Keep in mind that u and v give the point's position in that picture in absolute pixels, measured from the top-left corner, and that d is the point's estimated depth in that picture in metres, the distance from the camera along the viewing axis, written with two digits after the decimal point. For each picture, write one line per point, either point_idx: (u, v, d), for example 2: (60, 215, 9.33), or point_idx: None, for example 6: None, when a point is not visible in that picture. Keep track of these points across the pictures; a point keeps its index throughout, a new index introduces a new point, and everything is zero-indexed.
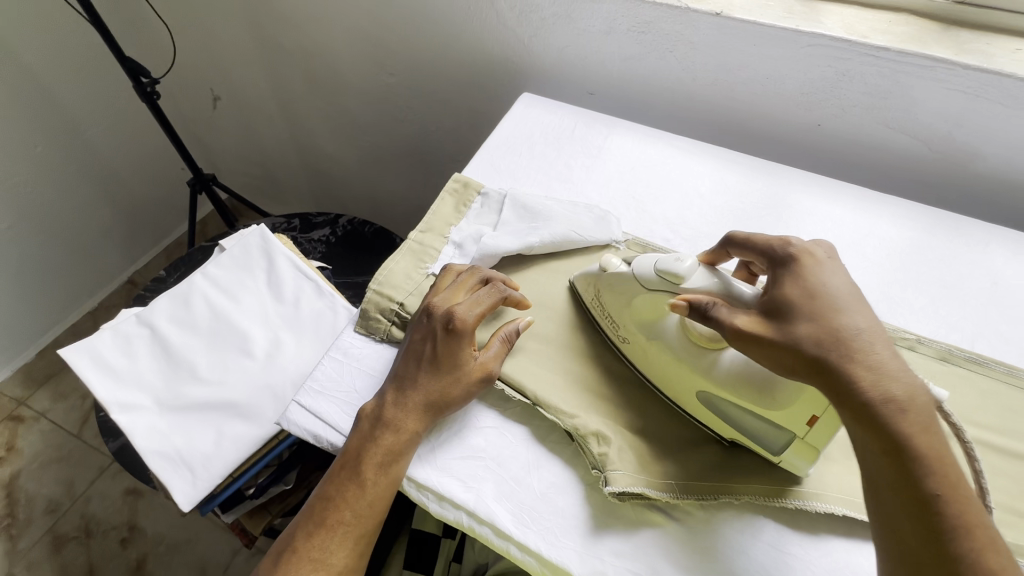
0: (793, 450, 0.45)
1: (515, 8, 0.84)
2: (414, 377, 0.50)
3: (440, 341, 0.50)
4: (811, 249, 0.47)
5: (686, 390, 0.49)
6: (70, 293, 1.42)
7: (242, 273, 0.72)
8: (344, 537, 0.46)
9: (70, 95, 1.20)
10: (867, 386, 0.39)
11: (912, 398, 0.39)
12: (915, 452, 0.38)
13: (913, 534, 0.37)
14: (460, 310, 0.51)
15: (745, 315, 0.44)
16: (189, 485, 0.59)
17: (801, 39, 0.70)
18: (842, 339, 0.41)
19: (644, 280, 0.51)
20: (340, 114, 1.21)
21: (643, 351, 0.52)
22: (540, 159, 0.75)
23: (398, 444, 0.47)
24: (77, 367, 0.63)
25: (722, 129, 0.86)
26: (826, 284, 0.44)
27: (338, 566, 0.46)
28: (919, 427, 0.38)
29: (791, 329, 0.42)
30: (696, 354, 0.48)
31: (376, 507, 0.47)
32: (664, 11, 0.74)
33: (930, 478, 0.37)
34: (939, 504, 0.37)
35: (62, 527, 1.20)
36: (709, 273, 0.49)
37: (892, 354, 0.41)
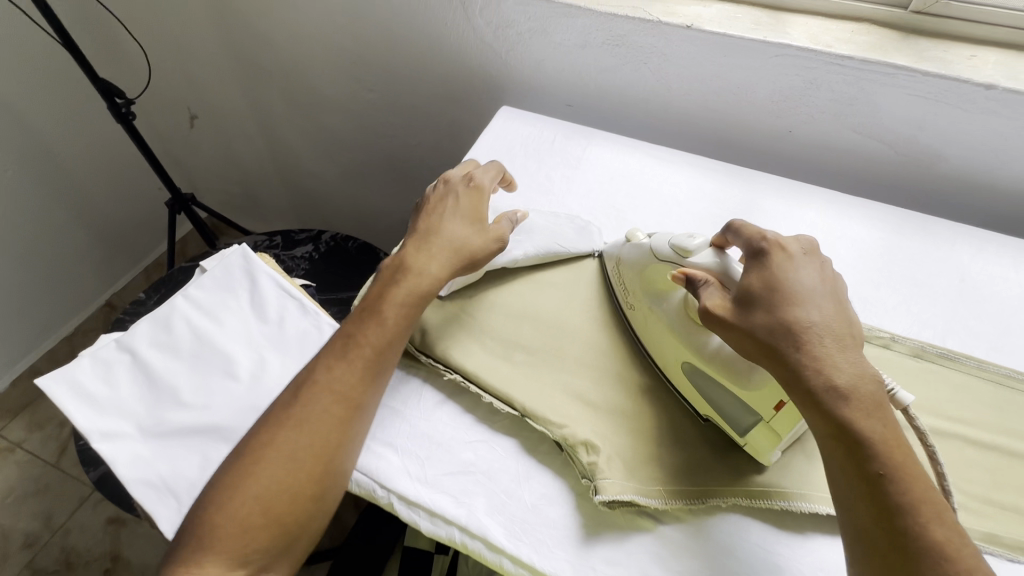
0: (757, 431, 0.47)
1: (491, 23, 0.85)
2: (434, 229, 0.57)
3: (459, 201, 0.59)
4: (784, 243, 0.48)
5: (671, 357, 0.52)
6: (45, 319, 1.38)
7: (224, 294, 0.72)
8: (364, 372, 0.50)
9: (40, 117, 1.18)
10: (813, 372, 0.41)
11: (855, 386, 0.41)
12: (859, 435, 0.40)
13: (859, 505, 0.39)
14: (475, 179, 0.61)
15: (718, 298, 0.47)
16: (175, 513, 0.58)
17: (769, 50, 0.72)
18: (795, 328, 0.43)
19: (658, 252, 0.55)
20: (319, 130, 1.21)
21: (644, 319, 0.55)
22: (521, 171, 0.76)
23: (420, 286, 0.54)
24: (54, 396, 0.61)
25: (698, 138, 0.88)
26: (789, 278, 0.45)
27: (357, 401, 0.49)
28: (863, 411, 0.40)
29: (748, 317, 0.44)
30: (685, 323, 0.51)
31: (395, 351, 0.52)
32: (636, 24, 0.76)
33: (874, 457, 0.39)
34: (883, 481, 0.38)
35: (40, 561, 1.16)
36: (715, 253, 0.51)
37: (845, 346, 0.43)
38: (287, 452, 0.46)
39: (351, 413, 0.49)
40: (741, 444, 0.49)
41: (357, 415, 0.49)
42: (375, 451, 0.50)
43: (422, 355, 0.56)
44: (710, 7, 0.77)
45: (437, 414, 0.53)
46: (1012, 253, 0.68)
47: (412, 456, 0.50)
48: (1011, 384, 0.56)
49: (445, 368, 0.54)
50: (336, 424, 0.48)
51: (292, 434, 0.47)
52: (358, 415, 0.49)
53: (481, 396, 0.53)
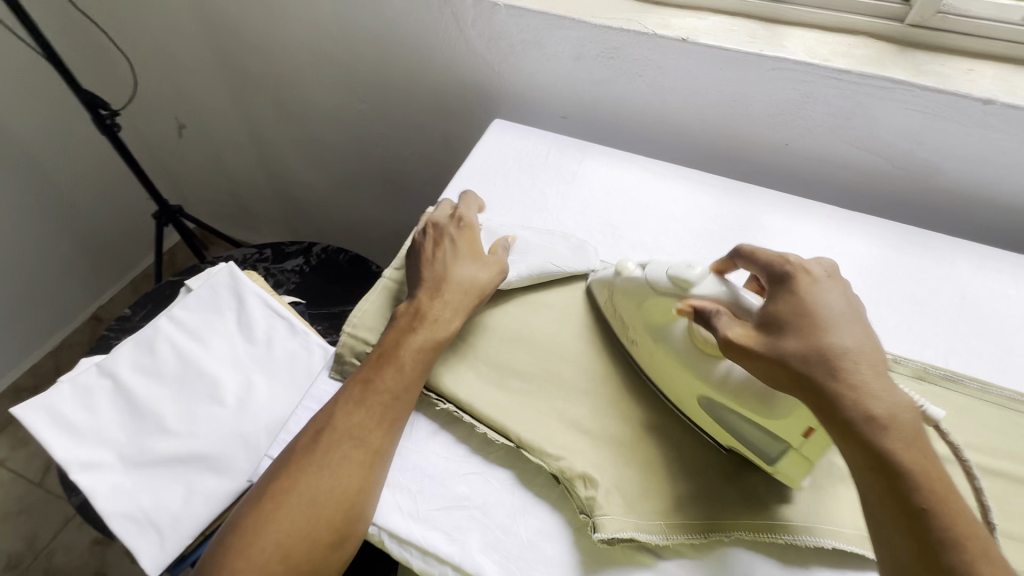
0: (788, 459, 0.45)
1: (483, 35, 0.83)
2: (442, 273, 0.56)
3: (465, 243, 0.59)
4: (808, 266, 0.48)
5: (686, 393, 0.50)
6: (29, 334, 1.35)
7: (212, 315, 0.70)
8: (383, 416, 0.49)
9: (23, 128, 1.15)
10: (853, 403, 0.40)
11: (894, 416, 0.40)
12: (899, 467, 0.39)
13: (900, 542, 0.38)
14: (471, 221, 0.61)
15: (741, 327, 0.45)
16: (158, 548, 0.56)
17: (765, 64, 0.72)
18: (829, 357, 0.42)
19: (655, 283, 0.52)
20: (310, 140, 1.19)
21: (649, 353, 0.53)
22: (514, 187, 0.75)
23: (438, 331, 0.53)
24: (31, 425, 0.59)
25: (694, 151, 0.86)
26: (819, 304, 0.45)
27: (377, 446, 0.48)
28: (904, 441, 0.39)
29: (777, 345, 0.43)
30: (695, 355, 0.49)
31: (414, 393, 0.51)
32: (631, 37, 0.75)
33: (914, 490, 0.38)
34: (926, 517, 0.38)
35: None
36: (719, 280, 0.50)
37: (880, 372, 0.42)
38: (306, 503, 0.44)
39: (371, 459, 0.47)
40: (771, 473, 0.48)
41: (379, 461, 0.47)
42: None
43: None
44: (705, 19, 0.76)
45: (430, 445, 0.51)
46: (1012, 269, 0.67)
47: (404, 491, 0.48)
48: (1016, 407, 0.54)
49: (438, 399, 0.53)
50: (356, 471, 0.46)
51: (311, 482, 0.45)
52: (379, 460, 0.48)
53: (476, 426, 0.52)
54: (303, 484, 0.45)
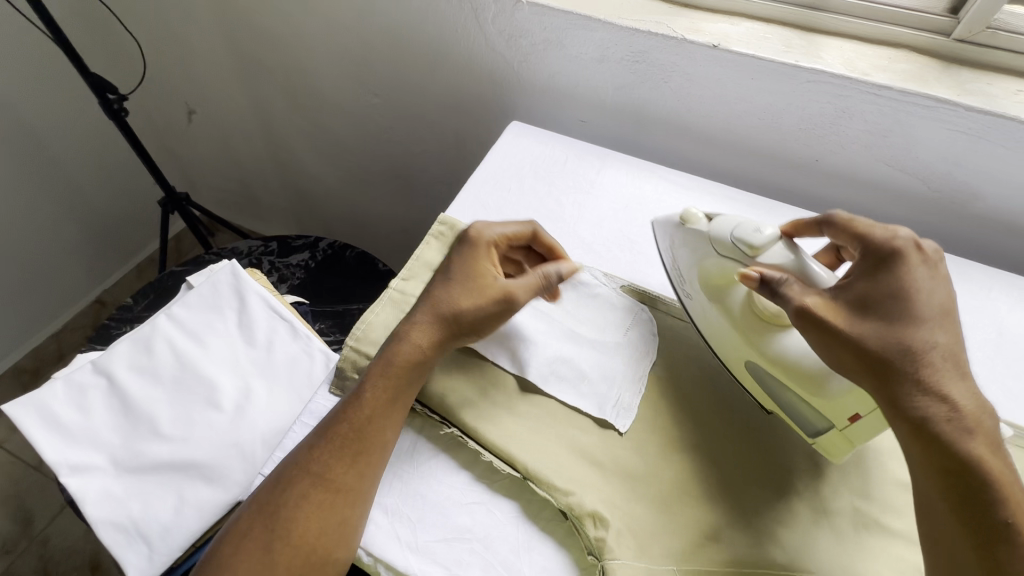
0: (828, 437, 0.48)
1: (503, 32, 0.80)
2: (429, 291, 0.53)
3: (467, 262, 0.54)
4: (918, 246, 0.46)
5: (736, 355, 0.52)
6: (31, 317, 1.34)
7: (210, 313, 0.68)
8: (344, 449, 0.46)
9: (31, 108, 1.13)
10: (935, 404, 0.42)
11: (975, 419, 0.42)
12: (982, 476, 0.40)
13: (958, 545, 0.41)
14: (484, 237, 0.55)
15: (817, 298, 0.46)
16: (145, 559, 0.54)
17: (800, 75, 0.68)
18: (918, 353, 0.42)
19: (718, 244, 0.52)
20: (321, 133, 1.17)
21: (705, 312, 0.55)
22: (530, 194, 0.72)
23: (404, 352, 0.49)
24: (21, 424, 0.57)
25: (717, 164, 0.83)
26: (915, 289, 0.44)
27: (342, 484, 0.45)
28: (985, 447, 0.41)
29: (863, 333, 0.43)
30: (750, 322, 0.51)
31: (383, 426, 0.48)
32: (659, 41, 0.71)
33: (997, 502, 0.40)
34: (990, 523, 0.40)
35: (17, 568, 1.12)
36: (788, 248, 0.50)
37: (964, 374, 0.43)
38: (265, 545, 0.43)
39: (334, 500, 0.44)
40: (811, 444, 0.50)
41: (346, 499, 0.45)
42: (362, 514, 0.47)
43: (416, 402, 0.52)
44: (738, 25, 0.72)
45: (431, 470, 0.49)
46: None
47: (404, 520, 0.46)
48: None
49: (442, 422, 0.51)
50: (319, 512, 0.44)
51: (270, 522, 0.44)
52: (346, 499, 0.45)
53: (480, 452, 0.49)
54: (261, 525, 0.44)
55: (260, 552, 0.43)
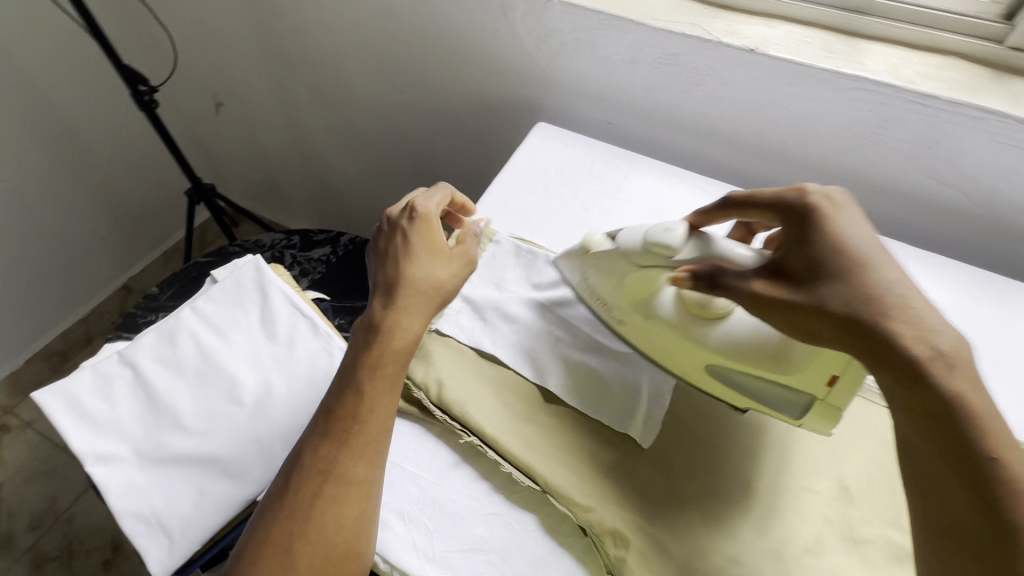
0: (815, 413, 0.47)
1: (532, 31, 0.78)
2: (390, 272, 0.53)
3: (421, 238, 0.54)
4: (830, 197, 0.46)
5: (693, 363, 0.51)
6: (62, 302, 1.37)
7: (234, 309, 0.68)
8: (351, 443, 0.45)
9: (65, 98, 1.16)
10: (909, 342, 0.38)
11: (952, 354, 0.38)
12: (964, 414, 0.36)
13: (956, 500, 0.36)
14: (426, 211, 0.56)
15: (760, 278, 0.45)
16: (165, 551, 0.55)
17: (842, 82, 0.65)
18: (874, 298, 0.40)
19: (631, 253, 0.52)
20: (346, 128, 1.17)
21: (642, 333, 0.54)
22: (555, 198, 0.71)
23: (394, 337, 0.49)
24: (50, 412, 0.58)
25: (749, 172, 0.80)
26: (845, 238, 0.43)
27: (353, 477, 0.44)
28: (964, 381, 0.37)
29: (815, 291, 0.42)
30: (692, 325, 0.51)
31: (385, 413, 0.47)
32: (693, 43, 0.69)
33: (980, 443, 0.36)
34: (989, 467, 0.35)
35: (43, 545, 1.16)
36: (697, 240, 0.50)
37: (929, 306, 0.40)
38: (283, 547, 0.42)
39: (347, 493, 0.44)
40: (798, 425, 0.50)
41: (359, 491, 0.44)
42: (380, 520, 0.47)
43: (437, 410, 0.52)
44: (777, 28, 0.70)
45: (450, 479, 0.49)
46: None
47: (424, 529, 0.46)
48: None
49: (462, 431, 0.50)
50: (333, 507, 0.43)
51: (284, 524, 0.43)
52: (360, 490, 0.44)
53: (500, 464, 0.49)
54: (276, 527, 0.43)
55: (279, 554, 0.42)
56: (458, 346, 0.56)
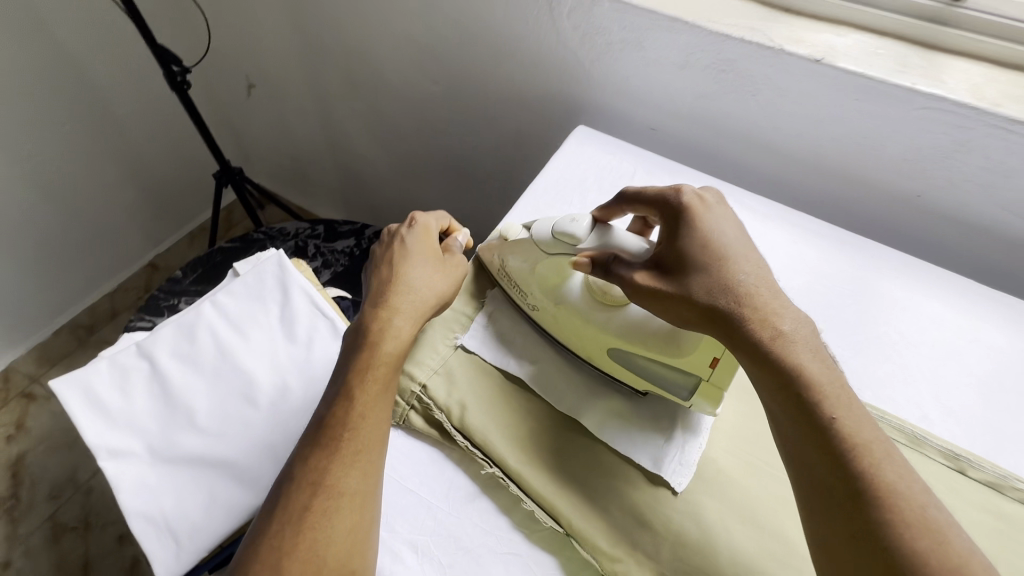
0: (699, 395, 0.48)
1: (578, 29, 0.74)
2: (381, 279, 0.52)
3: (419, 246, 0.54)
4: (700, 196, 0.48)
5: (594, 346, 0.52)
6: (90, 277, 1.39)
7: (254, 305, 0.66)
8: (342, 450, 0.43)
9: (99, 73, 1.16)
10: (759, 323, 0.42)
11: (797, 332, 0.41)
12: (805, 380, 0.39)
13: (811, 458, 0.38)
14: (427, 222, 0.56)
15: (643, 270, 0.46)
16: (172, 556, 0.54)
17: (915, 100, 0.60)
18: (730, 286, 0.43)
19: (541, 241, 0.52)
20: (376, 117, 1.14)
21: (548, 315, 0.55)
22: (591, 209, 0.68)
23: (385, 343, 0.48)
24: (67, 402, 0.58)
25: (800, 189, 0.75)
26: (710, 231, 0.46)
27: (345, 488, 0.42)
28: (805, 354, 0.40)
29: (685, 280, 0.44)
30: (596, 308, 0.52)
31: (377, 419, 0.45)
32: (752, 50, 0.64)
33: (820, 402, 0.39)
34: (830, 425, 0.38)
35: (62, 515, 1.18)
36: (599, 228, 0.50)
37: (776, 291, 0.44)
38: (271, 566, 0.39)
39: (339, 505, 0.41)
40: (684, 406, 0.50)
41: (352, 504, 0.41)
42: (392, 551, 0.45)
43: (459, 435, 0.50)
44: (847, 37, 0.64)
45: (466, 511, 0.48)
46: None
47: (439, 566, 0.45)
48: None
49: (485, 461, 0.49)
50: (325, 521, 0.40)
51: (274, 540, 0.40)
52: (352, 503, 0.41)
53: (521, 499, 0.48)
54: (265, 544, 0.40)
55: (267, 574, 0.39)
56: (485, 367, 0.54)
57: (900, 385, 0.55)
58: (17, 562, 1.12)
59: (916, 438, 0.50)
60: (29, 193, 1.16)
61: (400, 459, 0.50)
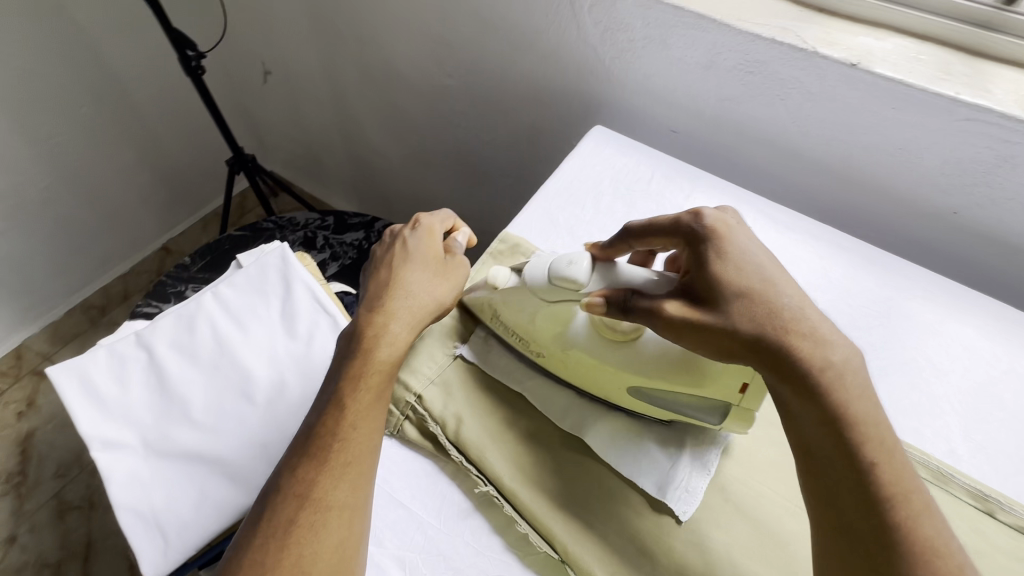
0: (731, 419, 0.45)
1: (599, 24, 0.71)
2: (380, 282, 0.50)
3: (421, 248, 0.52)
4: (722, 218, 0.44)
5: (615, 387, 0.48)
6: (103, 258, 1.40)
7: (254, 298, 0.65)
8: (331, 461, 0.41)
9: (116, 56, 1.15)
10: (806, 356, 0.38)
11: (846, 365, 0.38)
12: (848, 420, 0.37)
13: (848, 506, 0.36)
14: (431, 224, 0.54)
15: (673, 301, 0.42)
16: (160, 553, 0.53)
17: (957, 110, 0.56)
18: (774, 312, 0.39)
19: (538, 285, 0.49)
20: (390, 109, 1.12)
21: (562, 361, 0.50)
22: (604, 214, 0.65)
23: (380, 349, 0.46)
24: (63, 390, 0.57)
25: (827, 200, 0.71)
26: (746, 252, 0.42)
27: (332, 501, 0.40)
28: (852, 392, 0.37)
29: (724, 307, 0.40)
30: (608, 347, 0.48)
31: (369, 429, 0.43)
32: (783, 51, 0.61)
33: (862, 445, 0.36)
34: (874, 474, 0.36)
35: (67, 494, 1.19)
36: (602, 269, 0.46)
37: (822, 317, 0.40)
38: None
39: (327, 519, 0.39)
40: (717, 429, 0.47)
41: (339, 518, 0.40)
42: (379, 567, 0.44)
43: (453, 449, 0.48)
44: (885, 40, 0.60)
45: (459, 529, 0.46)
46: None
47: None
48: None
49: (479, 479, 0.47)
50: (310, 536, 0.39)
51: (259, 553, 0.39)
52: (340, 518, 0.40)
53: (516, 520, 0.46)
54: (249, 557, 0.38)
55: None
56: (485, 376, 0.53)
57: (926, 415, 0.51)
58: (22, 537, 1.14)
59: (942, 474, 0.47)
60: (44, 173, 1.16)
61: (393, 469, 0.49)
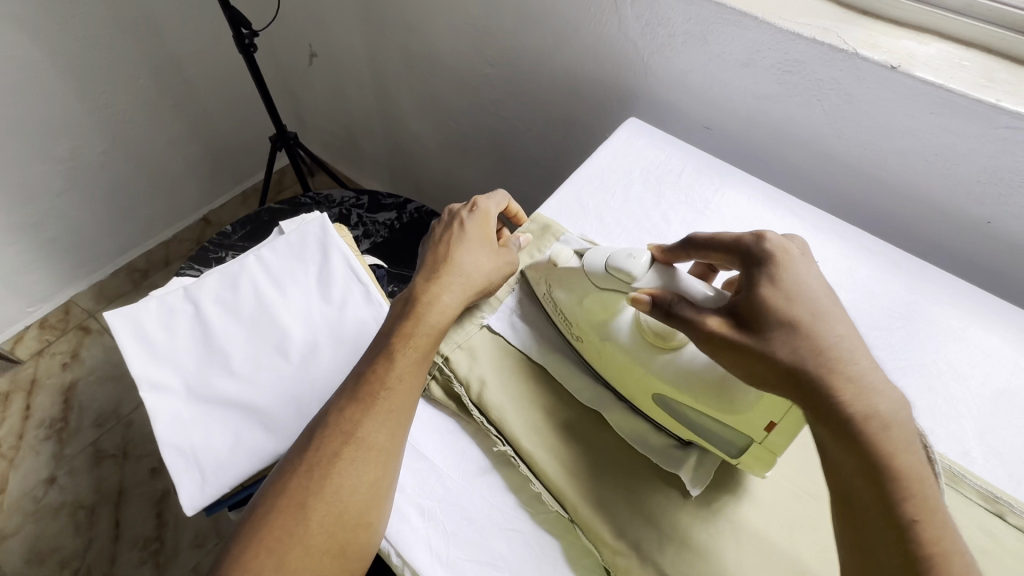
0: (750, 455, 0.45)
1: (641, 18, 0.72)
2: (437, 255, 0.54)
3: (476, 229, 0.55)
4: (787, 244, 0.44)
5: (638, 391, 0.50)
6: (149, 224, 1.47)
7: (295, 263, 0.69)
8: (376, 408, 0.45)
9: (173, 30, 1.21)
10: (850, 400, 0.38)
11: (892, 416, 0.38)
12: (891, 471, 0.36)
13: (882, 554, 0.35)
14: (487, 207, 0.57)
15: (712, 315, 0.43)
16: (197, 488, 0.57)
17: (997, 118, 0.55)
18: (822, 352, 0.39)
19: (595, 275, 0.50)
20: (429, 95, 1.15)
21: (595, 349, 0.52)
22: (634, 204, 0.67)
23: (430, 315, 0.50)
24: (117, 333, 0.62)
25: (858, 203, 0.72)
26: (802, 286, 0.42)
27: (372, 443, 0.43)
28: (898, 444, 0.37)
29: (767, 338, 0.40)
30: (646, 351, 0.49)
31: (412, 384, 0.47)
32: (823, 51, 0.61)
33: (904, 499, 0.36)
34: (915, 529, 0.35)
35: (103, 443, 1.26)
36: (660, 272, 0.47)
37: (872, 365, 0.40)
38: (296, 503, 0.41)
39: (367, 458, 0.43)
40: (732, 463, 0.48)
41: (376, 458, 0.43)
42: (400, 511, 0.47)
43: (476, 410, 0.51)
44: (929, 45, 0.60)
45: (475, 485, 0.49)
46: None
47: (442, 531, 0.46)
48: None
49: (498, 439, 0.50)
50: (350, 470, 0.42)
51: (303, 480, 0.42)
52: (377, 458, 0.43)
53: (530, 480, 0.48)
54: (294, 482, 0.42)
55: (291, 510, 0.41)
56: (508, 346, 0.55)
57: (944, 418, 0.52)
58: (61, 479, 1.21)
59: (953, 475, 0.48)
60: (101, 139, 1.23)
61: (418, 425, 0.52)
